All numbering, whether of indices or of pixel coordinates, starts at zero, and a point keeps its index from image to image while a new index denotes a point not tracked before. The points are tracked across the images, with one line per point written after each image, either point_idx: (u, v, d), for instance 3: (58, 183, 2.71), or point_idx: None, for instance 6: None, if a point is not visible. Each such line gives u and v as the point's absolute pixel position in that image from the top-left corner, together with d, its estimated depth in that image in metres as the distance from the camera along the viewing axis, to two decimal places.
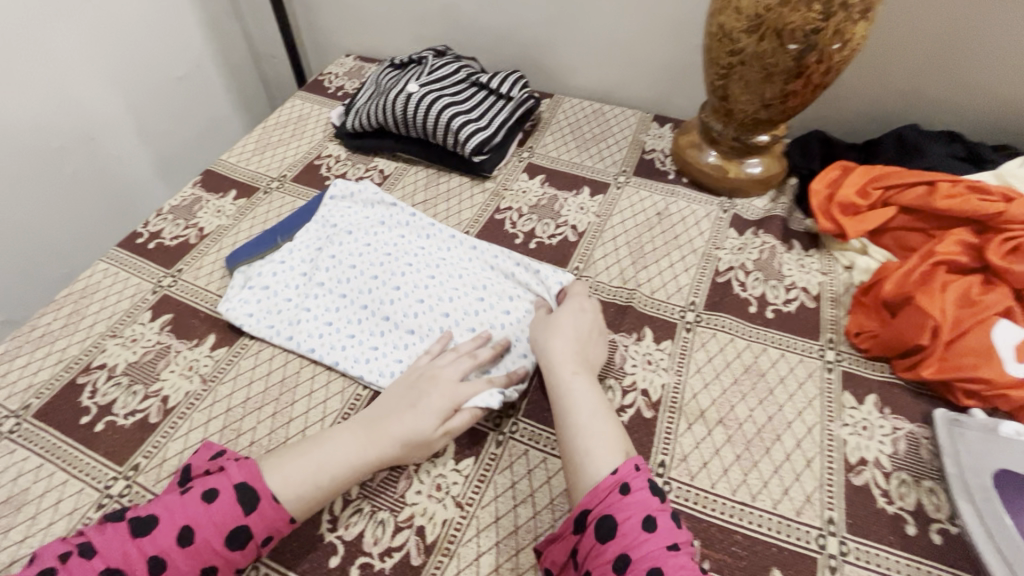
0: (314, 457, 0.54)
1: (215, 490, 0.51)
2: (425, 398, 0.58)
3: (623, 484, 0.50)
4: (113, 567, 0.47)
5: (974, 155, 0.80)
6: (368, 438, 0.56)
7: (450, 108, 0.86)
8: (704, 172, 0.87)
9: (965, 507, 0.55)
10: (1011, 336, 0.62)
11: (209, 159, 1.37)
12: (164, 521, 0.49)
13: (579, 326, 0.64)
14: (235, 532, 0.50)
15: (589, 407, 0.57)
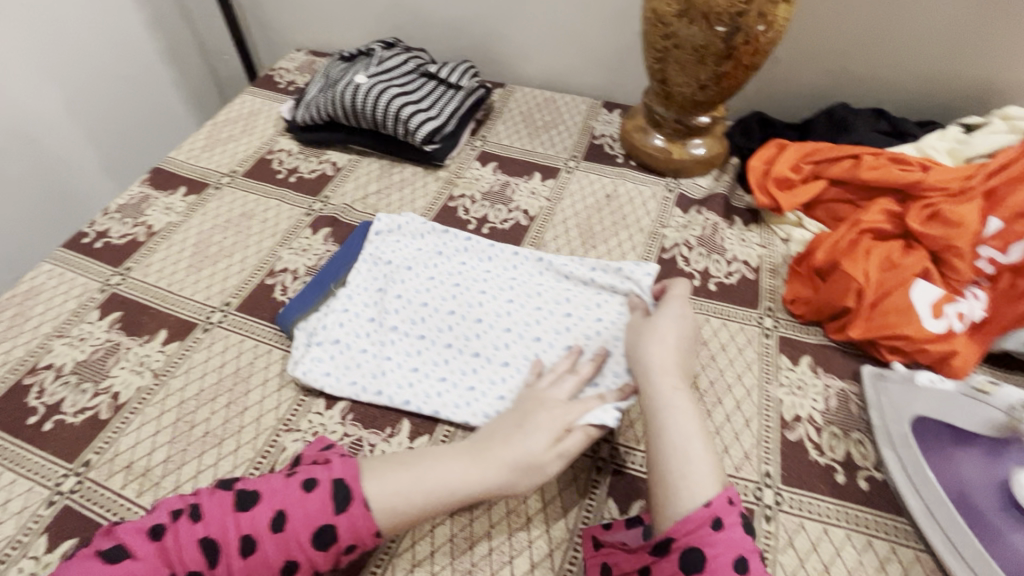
0: (414, 473, 0.51)
1: (315, 480, 0.50)
2: (533, 419, 0.55)
3: (717, 518, 0.47)
4: (213, 536, 0.47)
5: (898, 130, 0.85)
6: (472, 459, 0.53)
7: (400, 98, 0.87)
8: (650, 154, 0.90)
9: (888, 454, 0.59)
10: (929, 294, 0.66)
11: (158, 156, 1.33)
12: (264, 501, 0.49)
13: (682, 337, 0.60)
14: (321, 530, 0.48)
15: (689, 425, 0.53)
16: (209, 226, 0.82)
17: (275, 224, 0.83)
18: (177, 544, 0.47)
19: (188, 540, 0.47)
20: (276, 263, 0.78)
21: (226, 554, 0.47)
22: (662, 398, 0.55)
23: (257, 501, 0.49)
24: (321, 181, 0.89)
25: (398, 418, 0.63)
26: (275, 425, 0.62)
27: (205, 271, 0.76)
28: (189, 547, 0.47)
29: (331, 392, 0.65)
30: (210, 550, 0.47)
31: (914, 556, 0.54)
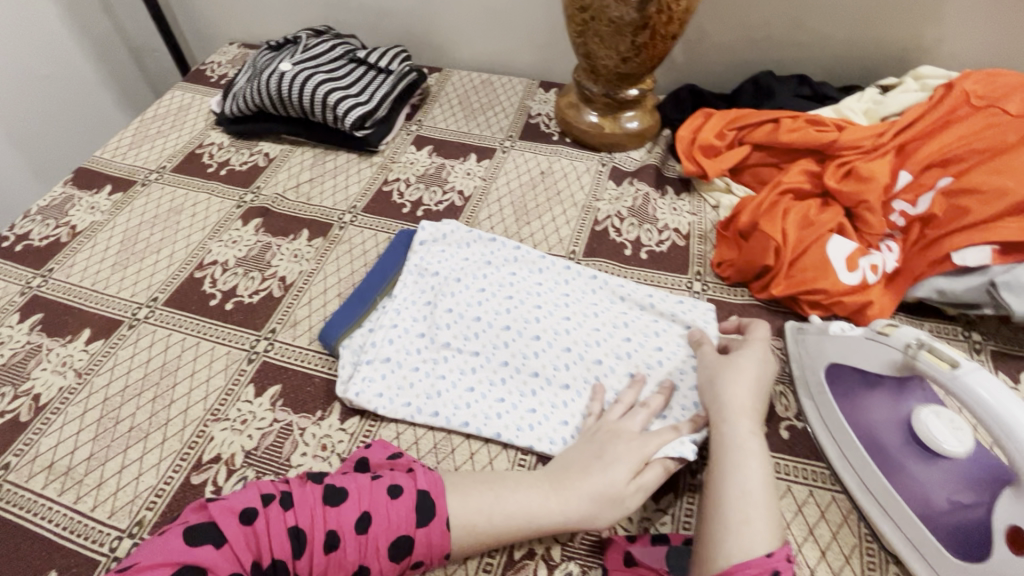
0: (499, 493, 0.50)
1: (400, 488, 0.49)
2: (611, 449, 0.53)
3: (775, 571, 0.43)
4: (302, 528, 0.46)
5: (818, 94, 0.88)
6: (552, 485, 0.51)
7: (326, 84, 0.87)
8: (583, 130, 0.91)
9: (806, 403, 0.61)
10: (843, 249, 0.68)
11: (85, 153, 1.28)
12: (352, 500, 0.47)
13: (765, 377, 0.57)
14: (401, 539, 0.47)
15: (763, 472, 0.49)
16: (136, 223, 0.80)
17: (205, 217, 0.81)
18: (267, 531, 0.45)
19: (276, 529, 0.45)
20: (205, 256, 0.76)
21: (310, 550, 0.45)
22: (739, 439, 0.51)
23: (346, 498, 0.47)
24: (253, 172, 0.88)
25: (329, 401, 0.63)
26: (202, 416, 0.61)
27: (131, 268, 0.75)
28: (276, 536, 0.45)
29: (260, 379, 0.64)
30: (296, 543, 0.45)
31: (831, 498, 0.56)
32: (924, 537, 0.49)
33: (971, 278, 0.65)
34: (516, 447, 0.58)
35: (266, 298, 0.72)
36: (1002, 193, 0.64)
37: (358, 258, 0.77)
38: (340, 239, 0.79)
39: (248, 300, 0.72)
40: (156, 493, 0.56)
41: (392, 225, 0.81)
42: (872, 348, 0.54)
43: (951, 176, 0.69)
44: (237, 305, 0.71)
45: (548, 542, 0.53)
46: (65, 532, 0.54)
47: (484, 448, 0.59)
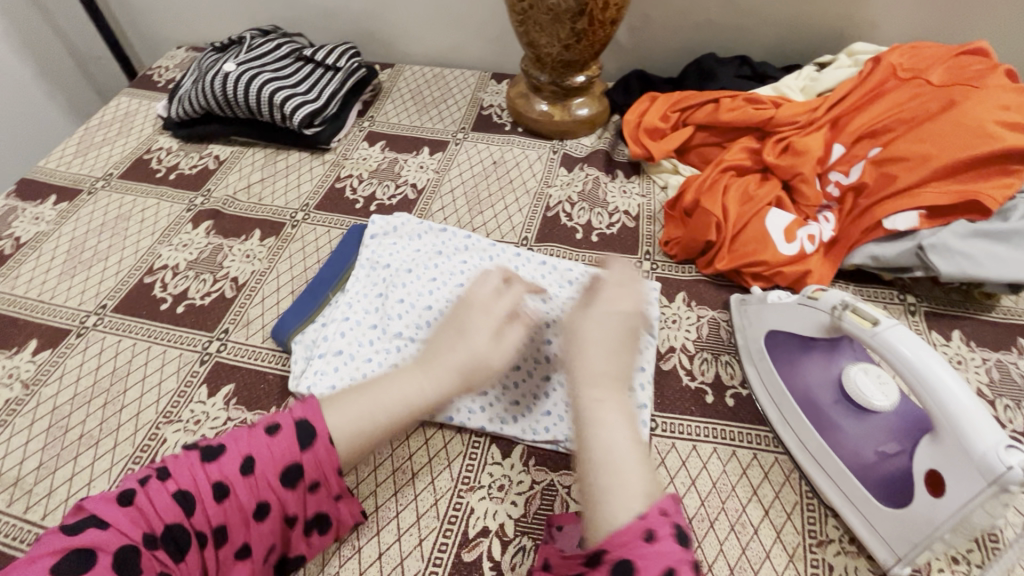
0: (370, 398, 0.50)
1: (278, 424, 0.48)
2: (468, 321, 0.57)
3: (649, 530, 0.40)
4: (186, 490, 0.44)
5: (759, 74, 0.90)
6: (425, 371, 0.53)
7: (272, 83, 0.87)
8: (534, 119, 0.92)
9: (749, 370, 0.63)
10: (782, 221, 0.71)
11: (29, 163, 1.24)
12: (230, 449, 0.46)
13: (608, 332, 0.55)
14: (290, 470, 0.46)
15: (619, 435, 0.47)
16: (83, 231, 0.79)
17: (154, 222, 0.81)
18: (150, 506, 0.43)
19: (159, 499, 0.43)
20: (155, 260, 0.76)
21: (201, 504, 0.44)
22: (583, 409, 0.49)
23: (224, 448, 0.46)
24: (203, 175, 0.87)
25: (283, 396, 0.63)
26: (154, 419, 0.61)
27: (78, 277, 0.74)
28: (162, 505, 0.43)
29: (213, 379, 0.64)
30: (185, 502, 0.43)
31: (774, 459, 0.58)
32: (856, 488, 0.52)
33: (901, 242, 0.68)
34: (470, 430, 0.61)
35: (218, 299, 0.72)
36: (926, 159, 0.67)
37: (311, 255, 0.77)
38: (292, 237, 0.79)
39: (199, 302, 0.71)
40: None
41: (345, 221, 0.81)
42: (803, 312, 0.57)
43: (879, 146, 0.72)
44: (188, 308, 0.71)
45: (501, 519, 0.54)
46: (14, 542, 0.53)
47: (439, 433, 0.61)
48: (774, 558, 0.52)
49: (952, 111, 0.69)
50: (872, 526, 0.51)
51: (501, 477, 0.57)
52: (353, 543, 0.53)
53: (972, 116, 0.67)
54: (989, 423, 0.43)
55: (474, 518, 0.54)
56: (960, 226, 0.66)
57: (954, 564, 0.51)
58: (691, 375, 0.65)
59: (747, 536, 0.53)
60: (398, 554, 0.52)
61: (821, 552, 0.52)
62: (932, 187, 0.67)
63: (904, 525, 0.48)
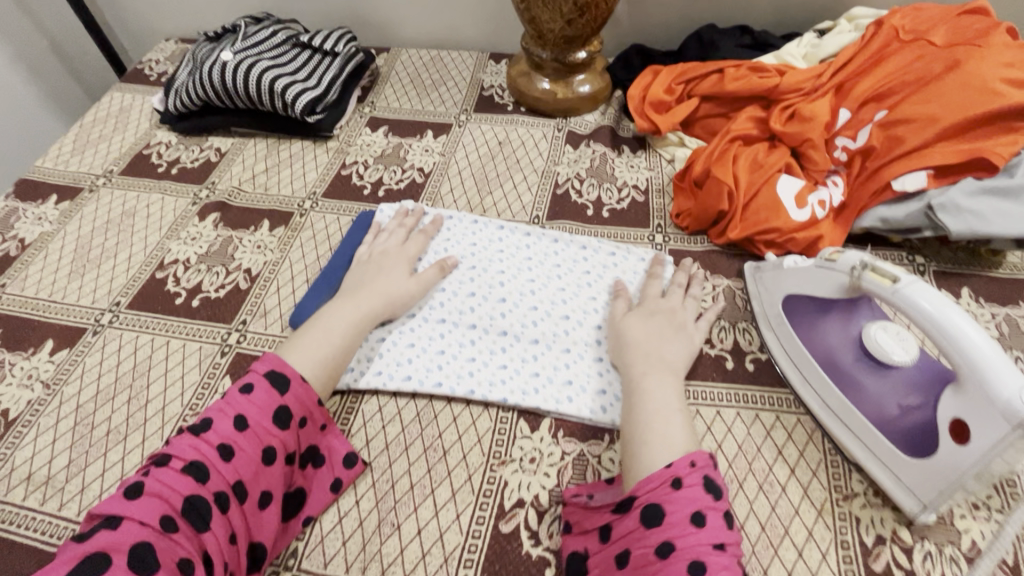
0: (319, 331, 0.60)
1: (251, 384, 0.54)
2: (386, 264, 0.68)
3: (675, 478, 0.47)
4: (191, 462, 0.49)
5: (760, 43, 0.90)
6: (354, 301, 0.64)
7: (272, 70, 0.85)
8: (536, 97, 0.91)
9: (768, 335, 0.64)
10: (791, 187, 0.72)
11: (20, 167, 1.22)
12: (218, 417, 0.52)
13: (658, 324, 0.62)
14: (279, 413, 0.53)
15: (663, 404, 0.55)
16: (88, 230, 0.78)
17: (160, 218, 0.80)
18: (160, 487, 0.47)
19: (169, 480, 0.47)
20: (165, 255, 0.75)
21: (212, 469, 0.49)
22: (635, 381, 0.57)
23: (211, 418, 0.51)
24: (205, 168, 0.86)
25: None
26: (180, 412, 0.61)
27: (88, 275, 0.73)
28: (173, 483, 0.47)
29: (236, 370, 0.64)
30: (195, 473, 0.48)
31: (796, 420, 0.60)
32: (880, 442, 0.53)
33: (910, 204, 0.68)
34: (495, 405, 0.61)
35: (232, 291, 0.71)
36: (932, 120, 0.68)
37: (322, 243, 0.76)
38: (302, 226, 0.78)
39: (214, 295, 0.71)
40: None
41: (354, 207, 0.81)
42: (822, 274, 0.58)
43: (886, 109, 0.72)
44: (203, 301, 0.70)
45: (535, 490, 0.56)
46: (50, 538, 0.53)
47: (466, 410, 0.61)
48: (803, 514, 0.54)
49: (957, 71, 0.69)
50: (896, 477, 0.52)
51: (531, 450, 0.58)
52: (391, 521, 0.54)
53: (976, 74, 0.68)
54: (1012, 372, 0.44)
55: (509, 491, 0.56)
56: (967, 184, 0.67)
57: (976, 510, 0.53)
58: (711, 343, 0.66)
59: (775, 495, 0.55)
60: (437, 529, 0.53)
61: (848, 505, 0.54)
62: (939, 147, 0.68)
63: (929, 474, 0.49)
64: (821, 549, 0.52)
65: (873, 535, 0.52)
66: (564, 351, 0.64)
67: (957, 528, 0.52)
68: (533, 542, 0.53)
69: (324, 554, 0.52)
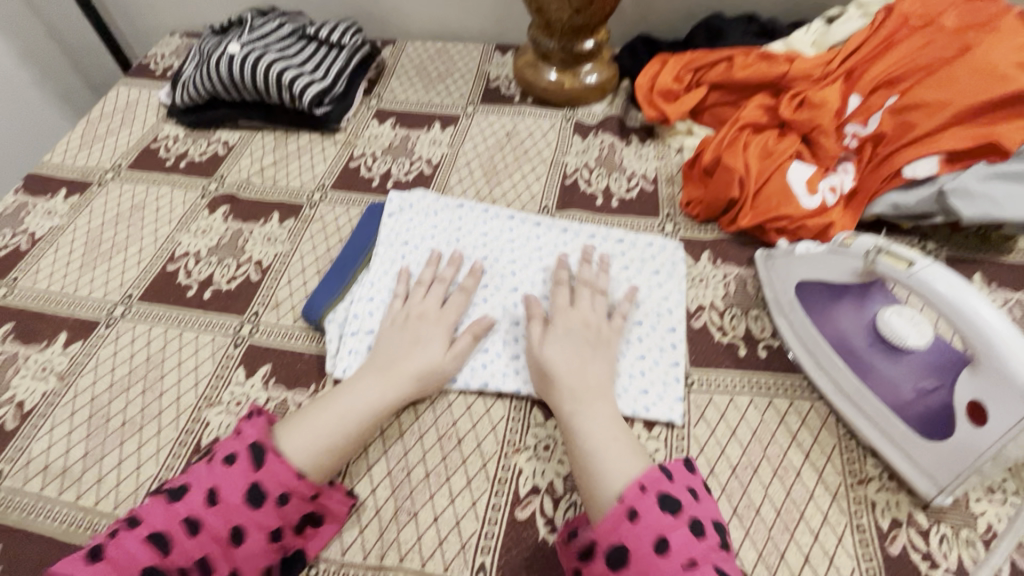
0: (337, 410, 0.55)
1: (234, 453, 0.50)
2: (425, 334, 0.62)
3: (631, 509, 0.46)
4: (155, 533, 0.46)
5: (768, 31, 0.90)
6: (386, 379, 0.58)
7: (279, 62, 0.85)
8: (544, 88, 0.91)
9: (780, 322, 0.64)
10: (802, 175, 0.72)
11: (28, 164, 1.22)
12: (193, 486, 0.49)
13: (578, 345, 0.60)
14: (252, 491, 0.49)
15: (599, 433, 0.53)
16: (98, 224, 0.78)
17: (169, 211, 0.80)
18: (122, 555, 0.45)
19: (130, 548, 0.46)
20: (175, 248, 0.75)
21: (173, 543, 0.46)
22: (566, 419, 0.55)
23: (187, 485, 0.49)
24: (213, 162, 0.86)
25: (321, 373, 0.63)
26: (195, 402, 0.61)
27: (99, 269, 0.73)
28: (134, 553, 0.46)
29: (250, 361, 0.64)
30: (156, 545, 0.46)
31: (810, 406, 0.60)
32: (895, 426, 0.53)
33: (922, 190, 0.68)
34: (508, 394, 0.61)
35: (244, 283, 0.71)
36: (944, 105, 0.68)
37: (332, 235, 0.76)
38: (311, 218, 0.78)
39: (226, 287, 0.71)
40: (160, 481, 0.56)
41: (363, 199, 0.81)
42: (835, 260, 0.57)
43: (897, 95, 0.72)
44: (215, 293, 0.70)
45: (550, 477, 0.56)
46: (69, 528, 0.53)
47: (480, 399, 0.61)
48: (819, 499, 0.54)
49: (969, 55, 0.69)
50: (912, 460, 0.52)
51: (546, 437, 0.58)
52: (408, 509, 0.54)
53: (988, 59, 0.68)
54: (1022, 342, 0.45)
55: (524, 478, 0.56)
56: (979, 168, 0.67)
57: (991, 493, 0.53)
58: (723, 331, 0.66)
59: (791, 480, 0.55)
60: (453, 517, 0.54)
61: (863, 490, 0.54)
62: (951, 132, 0.68)
63: (946, 458, 0.49)
64: (837, 533, 0.52)
65: (889, 519, 0.52)
66: None
67: (973, 511, 0.52)
68: (549, 529, 0.53)
69: (342, 542, 0.53)
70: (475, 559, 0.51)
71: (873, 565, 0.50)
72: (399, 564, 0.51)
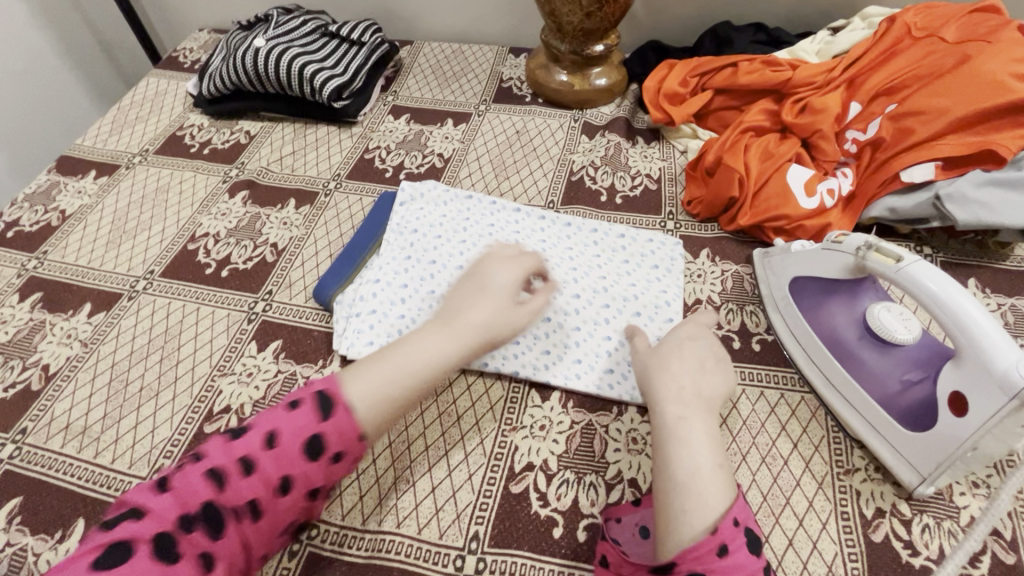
0: (399, 355, 0.51)
1: (299, 398, 0.48)
2: (490, 284, 0.58)
3: (723, 544, 0.43)
4: (216, 470, 0.45)
5: (774, 40, 0.92)
6: (449, 324, 0.55)
7: (301, 57, 0.89)
8: (555, 89, 0.94)
9: (774, 317, 0.66)
10: (801, 176, 0.74)
11: (61, 146, 1.28)
12: (255, 426, 0.47)
13: (698, 356, 0.57)
14: (313, 439, 0.46)
15: (705, 455, 0.48)
16: (124, 204, 0.82)
17: (191, 194, 0.83)
18: (184, 489, 0.44)
19: (190, 482, 0.44)
20: (196, 229, 0.79)
21: (229, 482, 0.44)
22: (671, 426, 0.50)
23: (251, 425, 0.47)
24: (235, 150, 0.90)
25: (329, 350, 0.66)
26: (209, 372, 0.64)
27: (125, 245, 0.77)
28: (193, 486, 0.44)
29: (261, 336, 0.67)
30: (214, 483, 0.44)
31: (800, 398, 0.61)
32: (881, 417, 0.55)
33: (919, 194, 0.70)
34: (507, 376, 0.64)
35: (259, 263, 0.75)
36: (941, 113, 0.70)
37: (345, 222, 0.79)
38: (326, 206, 0.82)
39: (242, 266, 0.74)
40: (172, 443, 0.59)
41: (376, 189, 0.84)
42: (829, 256, 0.59)
43: (896, 103, 0.74)
44: (232, 272, 0.74)
45: (544, 455, 0.58)
46: (87, 483, 0.56)
47: (479, 379, 0.64)
48: (805, 486, 0.55)
49: (966, 65, 0.71)
50: (896, 449, 0.54)
51: (542, 417, 0.61)
52: (407, 478, 0.57)
53: (986, 69, 0.69)
54: (1010, 346, 0.46)
55: (519, 455, 0.58)
56: (975, 175, 0.68)
57: (975, 488, 0.54)
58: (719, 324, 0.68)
59: (778, 467, 0.57)
60: (451, 488, 0.56)
61: (849, 479, 0.56)
62: (947, 139, 0.69)
63: (929, 446, 0.51)
64: (821, 519, 0.53)
65: (873, 508, 0.54)
66: (574, 330, 0.66)
67: (956, 503, 0.53)
68: (541, 503, 0.55)
69: (342, 507, 0.55)
70: (470, 528, 0.53)
71: (856, 551, 0.51)
72: (397, 529, 0.54)
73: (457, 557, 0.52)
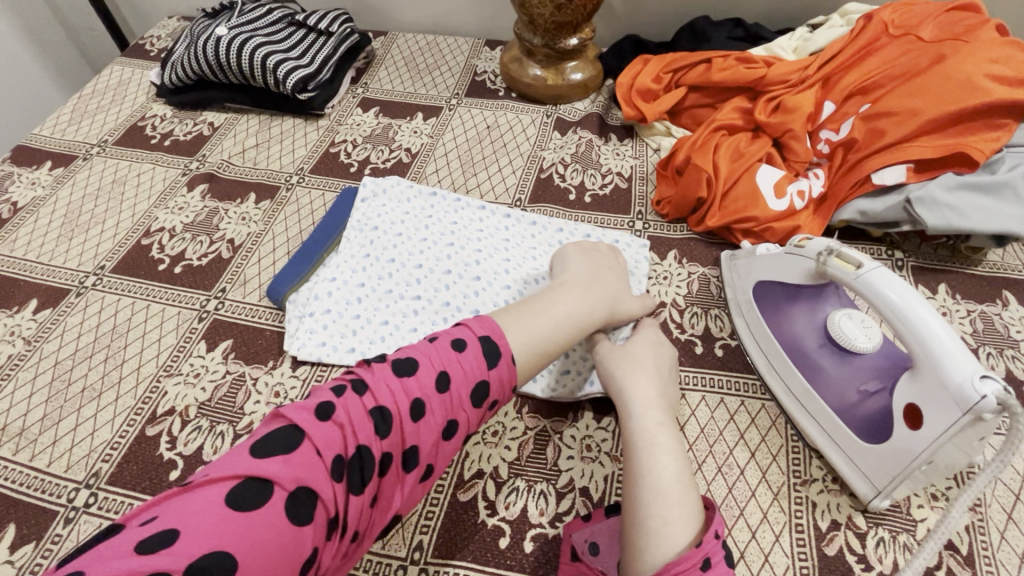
0: (554, 313, 0.54)
1: (463, 341, 0.48)
2: (615, 270, 0.63)
3: (706, 558, 0.41)
4: (385, 408, 0.44)
5: (752, 35, 0.90)
6: (590, 293, 0.58)
7: (264, 47, 0.87)
8: (527, 83, 0.92)
9: (738, 322, 0.65)
10: (771, 177, 0.72)
11: (24, 133, 1.25)
12: (424, 365, 0.46)
13: (659, 361, 0.57)
14: (480, 386, 0.47)
15: (677, 463, 0.47)
16: (78, 197, 0.80)
17: (149, 187, 0.81)
18: (349, 421, 0.42)
19: (356, 413, 0.43)
20: (151, 223, 0.77)
21: (397, 422, 0.44)
22: (639, 434, 0.49)
23: (417, 363, 0.46)
24: (197, 142, 0.88)
25: (281, 351, 0.64)
26: (155, 372, 0.62)
27: (76, 239, 0.75)
28: (358, 419, 0.43)
29: (212, 336, 0.65)
30: (381, 422, 0.43)
31: (761, 406, 0.60)
32: (839, 428, 0.53)
33: (890, 197, 0.68)
34: None
35: (214, 260, 0.73)
36: (914, 114, 0.68)
37: (306, 218, 0.77)
38: (287, 201, 0.79)
39: (196, 263, 0.72)
40: (112, 447, 0.57)
41: (339, 184, 0.82)
42: (792, 261, 0.58)
43: (870, 103, 0.72)
44: (185, 268, 0.72)
45: (495, 463, 0.56)
46: (22, 487, 0.55)
47: None
48: (760, 497, 0.54)
49: (941, 65, 0.69)
50: (852, 462, 0.53)
51: (495, 423, 0.59)
52: None
53: (961, 69, 0.68)
54: (966, 355, 0.44)
55: (469, 462, 0.56)
56: (947, 179, 0.66)
57: (934, 500, 0.53)
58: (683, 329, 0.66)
59: (733, 477, 0.55)
60: None
61: (805, 490, 0.54)
62: (920, 141, 0.68)
63: (883, 458, 0.50)
64: (775, 531, 0.52)
65: (828, 520, 0.52)
66: None
67: (913, 516, 0.52)
68: (489, 512, 0.53)
69: None
70: (414, 538, 0.52)
71: (808, 565, 0.50)
72: None
73: (398, 567, 0.50)
